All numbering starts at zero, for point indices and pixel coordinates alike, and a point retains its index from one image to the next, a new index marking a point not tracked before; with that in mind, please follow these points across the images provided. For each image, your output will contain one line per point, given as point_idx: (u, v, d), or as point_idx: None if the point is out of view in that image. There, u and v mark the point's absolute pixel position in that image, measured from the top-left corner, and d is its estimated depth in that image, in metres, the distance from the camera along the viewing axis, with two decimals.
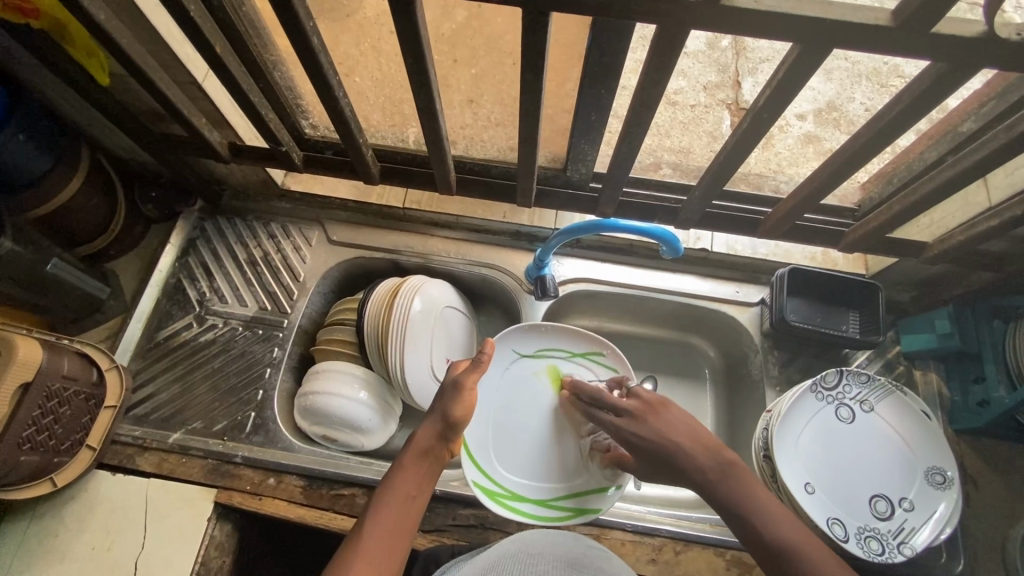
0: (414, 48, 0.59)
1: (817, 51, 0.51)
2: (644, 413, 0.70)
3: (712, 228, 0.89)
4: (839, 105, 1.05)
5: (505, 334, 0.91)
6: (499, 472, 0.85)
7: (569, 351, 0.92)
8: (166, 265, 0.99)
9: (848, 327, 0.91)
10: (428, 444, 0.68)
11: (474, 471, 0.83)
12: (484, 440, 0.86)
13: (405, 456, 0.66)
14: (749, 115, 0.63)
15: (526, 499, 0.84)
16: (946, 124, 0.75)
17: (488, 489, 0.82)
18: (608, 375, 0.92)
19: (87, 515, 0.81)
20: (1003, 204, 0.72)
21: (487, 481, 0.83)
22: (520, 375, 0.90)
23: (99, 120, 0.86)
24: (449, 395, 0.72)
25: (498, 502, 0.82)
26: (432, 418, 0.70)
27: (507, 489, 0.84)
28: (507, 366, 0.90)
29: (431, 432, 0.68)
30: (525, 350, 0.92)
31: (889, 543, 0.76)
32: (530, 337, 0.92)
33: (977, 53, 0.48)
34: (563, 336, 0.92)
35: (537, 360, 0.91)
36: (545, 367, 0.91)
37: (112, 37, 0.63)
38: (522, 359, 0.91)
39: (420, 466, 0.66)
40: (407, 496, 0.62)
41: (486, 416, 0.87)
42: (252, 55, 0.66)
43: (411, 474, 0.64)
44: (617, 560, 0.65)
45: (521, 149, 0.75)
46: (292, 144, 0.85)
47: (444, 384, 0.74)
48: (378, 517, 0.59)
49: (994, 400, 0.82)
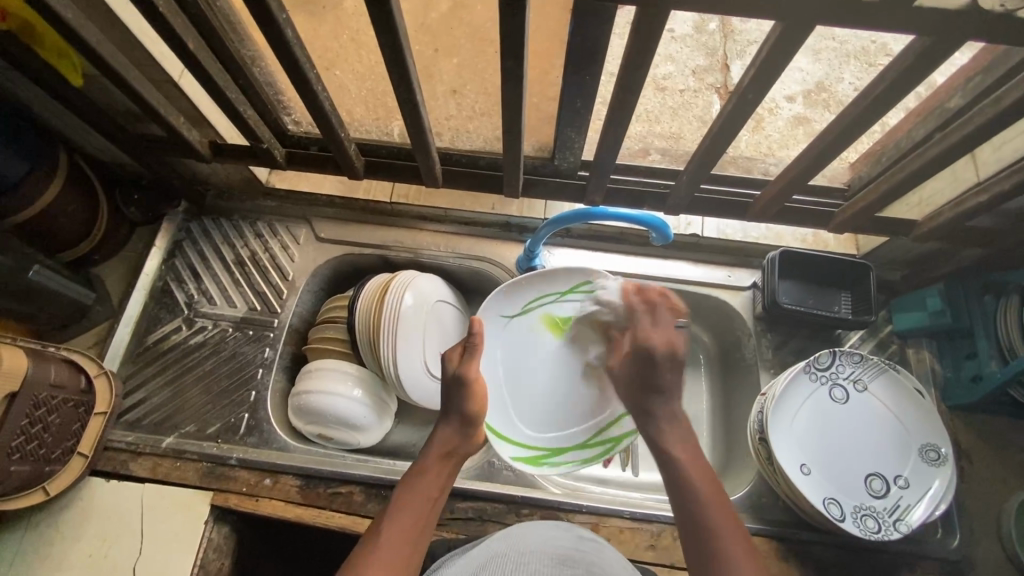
0: (391, 39, 0.57)
1: (799, 27, 0.50)
2: (660, 355, 0.74)
3: (702, 213, 0.89)
4: (829, 86, 1.04)
5: (490, 305, 0.90)
6: (532, 436, 0.90)
7: (556, 293, 0.93)
8: (152, 268, 0.98)
9: (841, 307, 0.91)
10: (451, 445, 0.72)
11: (508, 448, 0.87)
12: (505, 411, 0.89)
13: (428, 457, 0.70)
14: (734, 97, 0.63)
15: (568, 449, 0.90)
16: (933, 100, 0.74)
17: (527, 457, 0.88)
18: None
19: (82, 522, 0.81)
20: (990, 179, 0.72)
21: (526, 451, 0.88)
22: (516, 333, 0.92)
23: (75, 122, 0.85)
24: (459, 392, 0.74)
25: (542, 465, 0.88)
26: (450, 420, 0.74)
27: (546, 449, 0.90)
28: (502, 330, 0.91)
29: (453, 434, 0.72)
30: (512, 311, 0.92)
31: (885, 520, 0.76)
32: (515, 297, 0.91)
33: (962, 27, 0.48)
34: (544, 282, 0.92)
35: (527, 314, 0.93)
36: (538, 318, 0.93)
37: (82, 36, 0.62)
38: (513, 320, 0.92)
39: (443, 468, 0.70)
40: (429, 497, 0.66)
41: (500, 385, 0.90)
42: (226, 50, 0.65)
43: (434, 476, 0.68)
44: (610, 550, 0.65)
45: (505, 138, 0.74)
46: (273, 141, 0.84)
47: (448, 377, 0.77)
48: (396, 515, 0.63)
49: (986, 376, 0.82)
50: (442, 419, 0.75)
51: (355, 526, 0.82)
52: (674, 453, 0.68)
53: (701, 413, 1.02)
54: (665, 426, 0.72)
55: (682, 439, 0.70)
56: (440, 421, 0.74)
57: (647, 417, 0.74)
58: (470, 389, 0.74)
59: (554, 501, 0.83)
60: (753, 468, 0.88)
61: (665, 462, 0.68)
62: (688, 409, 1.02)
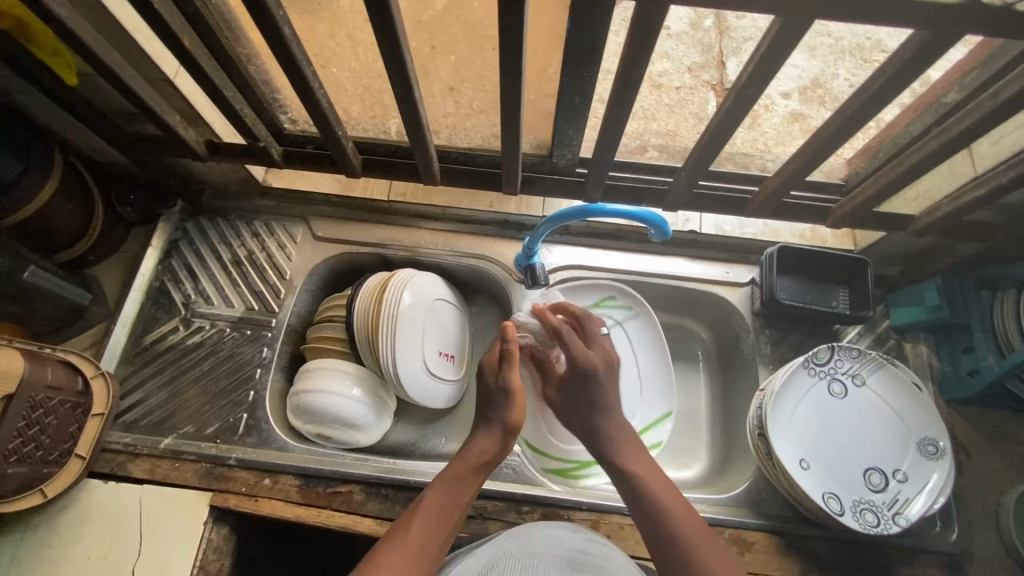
0: (390, 36, 0.57)
1: (799, 22, 0.50)
2: (596, 369, 0.78)
3: (701, 209, 0.89)
4: (824, 83, 1.04)
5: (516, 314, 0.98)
6: (565, 449, 0.93)
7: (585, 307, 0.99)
8: (148, 268, 0.98)
9: (839, 303, 0.91)
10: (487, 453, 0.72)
11: (541, 459, 0.92)
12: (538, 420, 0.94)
13: (461, 461, 0.71)
14: (732, 92, 0.63)
15: (598, 463, 0.91)
16: (930, 96, 0.75)
17: (560, 470, 0.92)
18: (625, 315, 0.98)
19: (79, 524, 0.80)
20: (988, 173, 0.72)
21: (558, 463, 0.92)
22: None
23: (69, 121, 0.84)
24: (500, 401, 0.75)
25: (572, 477, 0.91)
26: (491, 428, 0.75)
27: (577, 462, 0.92)
28: None
29: (493, 443, 0.73)
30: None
31: (884, 514, 0.76)
32: None
33: (961, 19, 0.48)
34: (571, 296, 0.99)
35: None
36: None
37: (76, 34, 0.61)
38: None
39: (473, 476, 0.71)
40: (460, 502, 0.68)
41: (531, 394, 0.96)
42: (223, 47, 0.64)
43: (467, 483, 0.70)
44: (615, 551, 0.65)
45: (503, 135, 0.74)
46: (270, 139, 0.83)
47: (489, 386, 0.78)
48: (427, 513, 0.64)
49: (983, 370, 0.82)
50: (483, 426, 0.75)
51: (355, 526, 0.81)
52: (631, 467, 0.70)
53: (700, 410, 1.02)
54: (618, 440, 0.73)
55: (635, 451, 0.72)
56: (480, 427, 0.76)
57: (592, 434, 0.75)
58: (512, 398, 0.75)
59: (555, 498, 0.84)
60: (753, 462, 0.88)
61: (621, 477, 0.70)
62: (687, 406, 1.02)
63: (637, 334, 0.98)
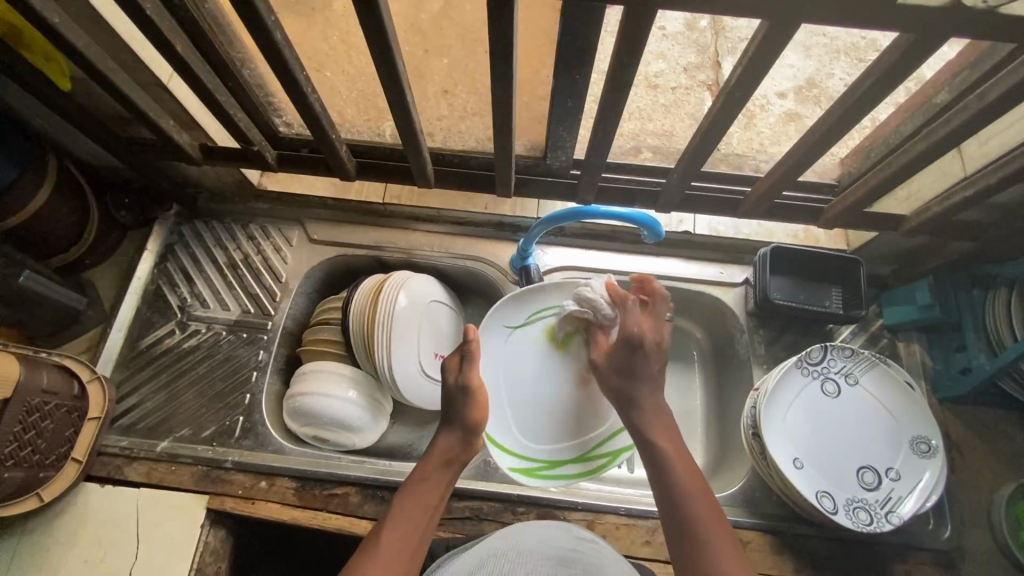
0: (381, 42, 0.58)
1: (785, 26, 0.51)
2: (648, 344, 0.76)
3: (693, 210, 0.89)
4: (819, 82, 1.05)
5: (491, 315, 0.90)
6: (530, 447, 0.88)
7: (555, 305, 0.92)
8: (144, 272, 0.98)
9: (831, 302, 0.91)
10: (451, 453, 0.72)
11: (504, 457, 0.86)
12: (505, 422, 0.88)
13: (426, 463, 0.71)
14: (721, 95, 0.63)
15: (563, 462, 0.89)
16: (920, 97, 0.75)
17: (524, 468, 0.87)
18: None
19: (76, 528, 0.80)
20: (977, 173, 0.73)
21: (523, 462, 0.87)
22: (518, 346, 0.91)
23: (64, 126, 0.84)
24: (461, 399, 0.74)
25: (539, 477, 0.87)
26: (452, 428, 0.74)
27: (542, 461, 0.88)
28: (506, 340, 0.91)
29: (453, 442, 0.73)
30: (515, 321, 0.91)
31: (876, 512, 0.77)
32: (517, 307, 0.91)
33: (944, 23, 0.48)
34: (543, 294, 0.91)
35: (530, 325, 0.91)
36: (540, 330, 0.91)
37: (69, 41, 0.62)
38: (514, 331, 0.91)
39: (442, 476, 0.70)
40: (430, 505, 0.68)
41: (500, 395, 0.89)
42: (216, 53, 0.65)
43: (434, 483, 0.69)
44: (607, 550, 0.65)
45: (496, 138, 0.74)
46: (264, 143, 0.84)
47: (448, 386, 0.76)
48: (397, 521, 0.64)
49: (975, 368, 0.83)
50: (443, 425, 0.75)
51: (352, 528, 0.82)
52: (659, 441, 0.70)
53: (695, 409, 1.02)
54: (649, 414, 0.74)
55: (667, 430, 0.72)
56: (442, 427, 0.75)
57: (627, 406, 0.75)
58: (473, 395, 0.74)
59: (550, 498, 0.84)
60: (747, 461, 0.88)
61: (651, 452, 0.70)
62: (683, 406, 1.02)
63: None
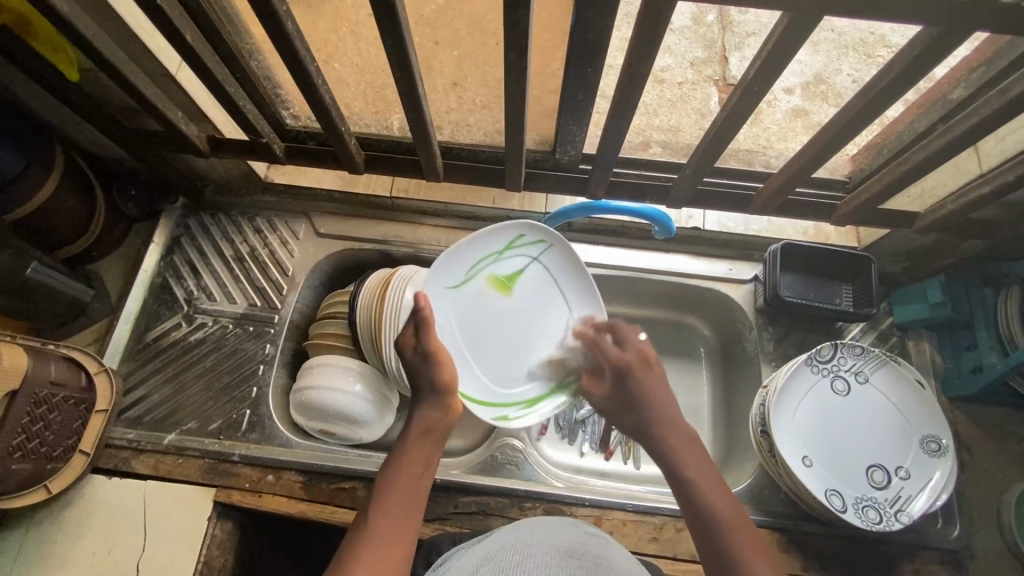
0: (394, 32, 0.57)
1: (808, 18, 0.50)
2: (634, 367, 0.71)
3: (703, 206, 0.89)
4: (827, 78, 1.04)
5: (429, 278, 0.79)
6: (506, 392, 0.83)
7: (495, 251, 0.83)
8: (151, 265, 0.98)
9: (841, 300, 0.92)
10: (433, 421, 0.66)
11: (486, 408, 0.82)
12: (476, 375, 0.81)
13: (407, 436, 0.64)
14: (739, 88, 0.62)
15: (541, 400, 0.85)
16: (935, 93, 0.74)
17: (506, 413, 0.83)
18: (540, 249, 0.84)
19: (84, 520, 0.80)
20: (994, 171, 0.72)
21: (502, 408, 0.83)
22: (466, 301, 0.82)
23: (71, 117, 0.84)
24: (425, 367, 0.69)
25: (519, 418, 0.84)
26: (426, 399, 0.68)
27: (521, 401, 0.84)
28: (452, 303, 0.81)
29: (435, 411, 0.66)
30: (456, 279, 0.81)
31: (885, 512, 0.77)
32: (453, 266, 0.80)
33: (969, 16, 0.47)
34: (478, 243, 0.81)
35: (472, 280, 0.82)
36: (483, 282, 0.82)
37: (78, 29, 0.61)
38: (457, 289, 0.81)
39: (425, 444, 0.64)
40: (414, 477, 0.61)
41: (464, 352, 0.81)
42: (226, 44, 0.64)
43: (416, 454, 0.63)
44: (620, 551, 0.61)
45: (506, 132, 0.74)
46: (273, 135, 0.83)
47: (408, 362, 0.71)
48: (384, 504, 0.57)
49: (986, 367, 0.83)
50: (417, 399, 0.68)
51: None
52: (680, 457, 0.62)
53: (701, 406, 1.02)
54: (664, 430, 0.65)
55: (687, 443, 0.64)
56: (417, 400, 0.68)
57: (643, 430, 0.67)
58: (436, 360, 0.69)
59: (557, 494, 0.84)
60: (755, 460, 0.88)
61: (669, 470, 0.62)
62: (688, 402, 1.02)
63: (559, 266, 0.85)
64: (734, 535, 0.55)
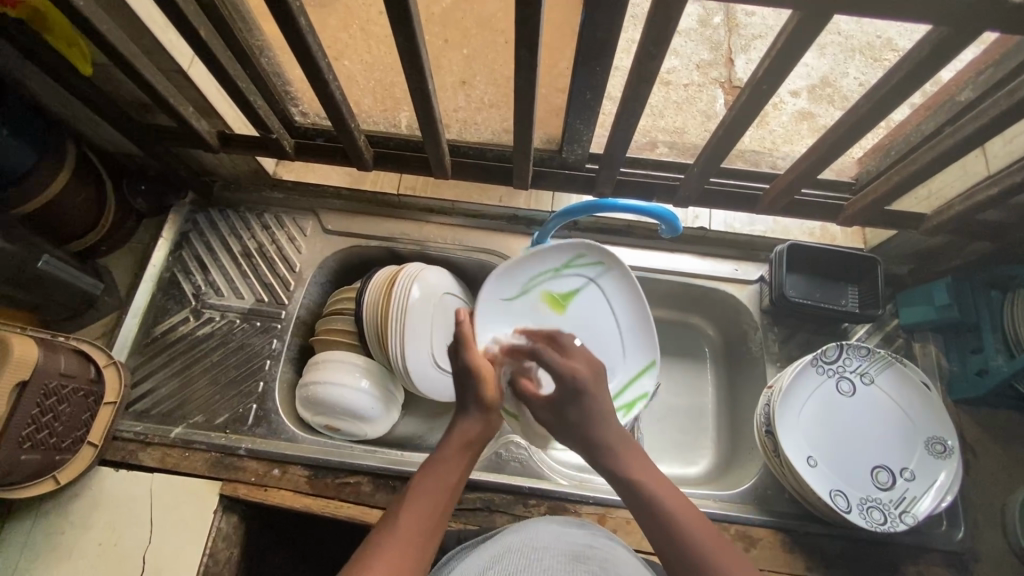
0: (406, 30, 0.57)
1: (818, 16, 0.50)
2: (585, 378, 0.68)
3: (710, 206, 0.89)
4: (833, 81, 1.04)
5: (487, 289, 0.84)
6: None
7: (552, 269, 0.88)
8: (159, 259, 0.98)
9: (847, 301, 0.91)
10: (474, 434, 0.64)
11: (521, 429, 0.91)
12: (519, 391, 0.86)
13: (447, 446, 0.63)
14: (748, 88, 0.62)
15: None
16: (943, 95, 0.74)
17: None
18: (597, 271, 0.89)
19: (91, 511, 0.81)
20: (1002, 172, 0.72)
21: None
22: (522, 314, 0.86)
23: (83, 112, 0.85)
24: (468, 384, 0.69)
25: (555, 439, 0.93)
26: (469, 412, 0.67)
27: None
28: (505, 315, 0.85)
29: (473, 424, 0.65)
30: (512, 292, 0.86)
31: (890, 512, 0.77)
32: (511, 279, 0.85)
33: (979, 16, 0.47)
34: (538, 259, 0.86)
35: (528, 293, 0.87)
36: (537, 297, 0.88)
37: (92, 24, 0.62)
38: (512, 302, 0.86)
39: (461, 459, 0.63)
40: (448, 487, 0.59)
41: None
42: (238, 40, 0.65)
43: (452, 465, 0.61)
44: (626, 556, 0.60)
45: (514, 130, 0.74)
46: (283, 131, 0.84)
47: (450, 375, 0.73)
48: (412, 507, 0.56)
49: (992, 369, 0.83)
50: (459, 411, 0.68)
51: (364, 516, 0.82)
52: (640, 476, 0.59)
53: (706, 406, 1.02)
54: (618, 445, 0.62)
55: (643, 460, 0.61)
56: (457, 411, 0.67)
57: (592, 447, 0.63)
58: (478, 376, 0.69)
59: (561, 492, 0.84)
60: (760, 460, 0.88)
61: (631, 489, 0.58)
62: (693, 402, 1.02)
63: (613, 289, 0.90)
64: (685, 523, 0.53)
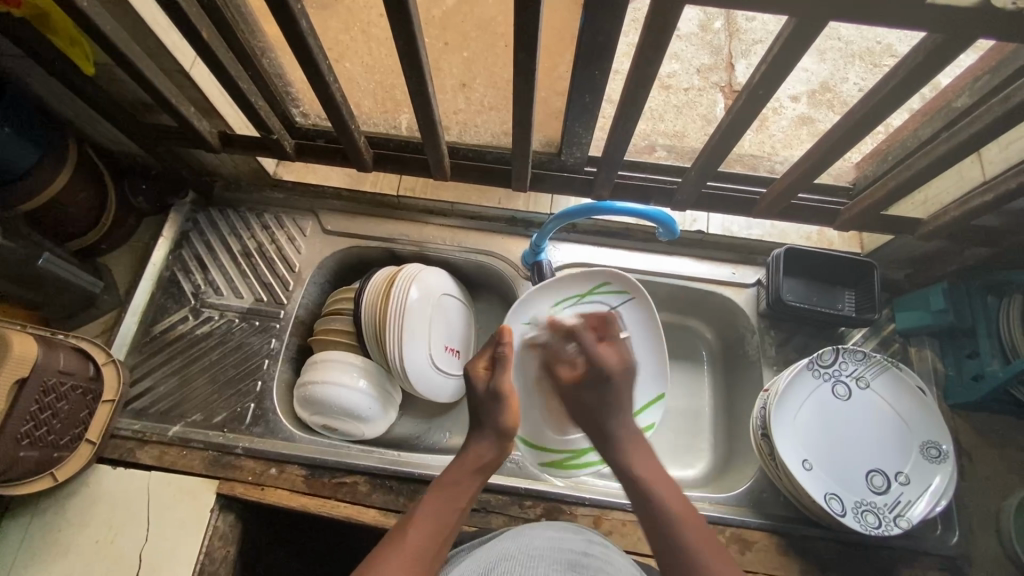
0: (406, 32, 0.58)
1: (813, 23, 0.51)
2: (615, 373, 0.76)
3: (707, 209, 0.89)
4: (833, 86, 1.04)
5: (512, 313, 0.89)
6: (560, 440, 0.90)
7: (575, 296, 0.93)
8: (159, 258, 0.99)
9: (844, 305, 0.92)
10: (484, 458, 0.69)
11: (535, 454, 0.89)
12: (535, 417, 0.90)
13: (460, 464, 0.68)
14: (744, 93, 0.63)
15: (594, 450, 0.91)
16: (939, 100, 0.74)
17: (557, 461, 0.89)
18: (620, 300, 0.92)
19: (88, 508, 0.81)
20: (997, 178, 0.72)
21: (554, 455, 0.90)
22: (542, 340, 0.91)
23: (86, 112, 0.85)
24: (491, 406, 0.71)
25: (569, 467, 0.89)
26: (484, 432, 0.71)
27: (574, 451, 0.90)
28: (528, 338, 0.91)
29: (488, 447, 0.69)
30: (534, 317, 0.91)
31: (885, 516, 0.77)
32: (535, 303, 0.91)
33: (972, 23, 0.48)
34: (559, 287, 0.91)
35: (550, 319, 0.92)
36: (559, 323, 0.92)
37: (96, 25, 0.62)
38: (535, 327, 0.91)
39: (472, 479, 0.67)
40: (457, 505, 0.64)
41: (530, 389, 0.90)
42: (240, 42, 0.65)
43: (464, 485, 0.66)
44: (620, 564, 0.61)
45: (514, 131, 0.74)
46: (283, 132, 0.84)
47: (478, 395, 0.73)
48: (423, 520, 0.60)
49: (987, 374, 0.83)
50: (474, 430, 0.71)
51: (359, 516, 0.82)
52: (638, 470, 0.69)
53: (703, 408, 1.02)
54: (624, 443, 0.72)
55: (645, 456, 0.71)
56: (473, 432, 0.71)
57: (604, 437, 0.74)
58: (505, 401, 0.71)
59: (557, 493, 0.84)
60: (755, 462, 0.88)
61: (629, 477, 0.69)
62: (690, 405, 1.03)
63: (632, 318, 0.92)
64: (678, 522, 0.62)
